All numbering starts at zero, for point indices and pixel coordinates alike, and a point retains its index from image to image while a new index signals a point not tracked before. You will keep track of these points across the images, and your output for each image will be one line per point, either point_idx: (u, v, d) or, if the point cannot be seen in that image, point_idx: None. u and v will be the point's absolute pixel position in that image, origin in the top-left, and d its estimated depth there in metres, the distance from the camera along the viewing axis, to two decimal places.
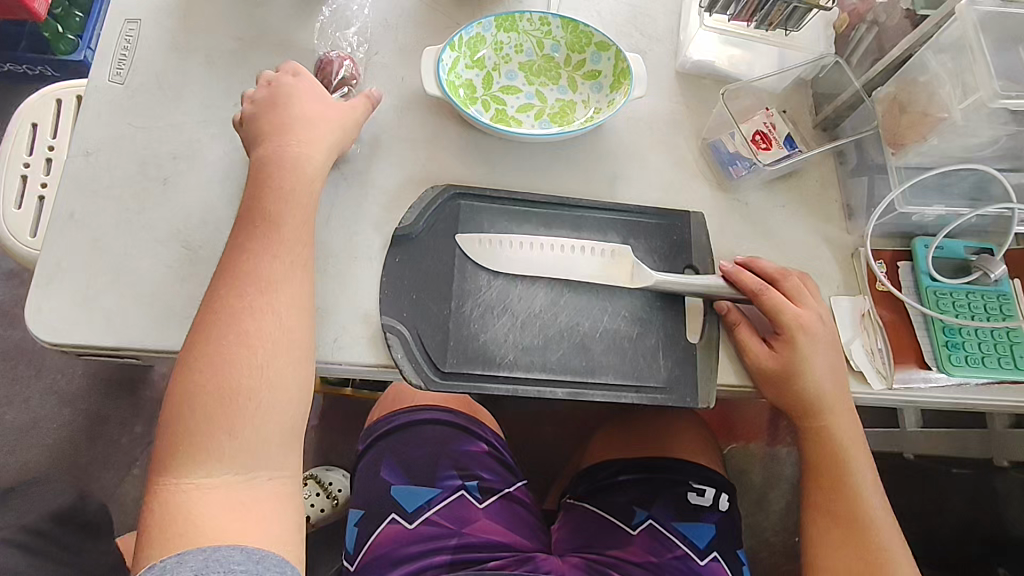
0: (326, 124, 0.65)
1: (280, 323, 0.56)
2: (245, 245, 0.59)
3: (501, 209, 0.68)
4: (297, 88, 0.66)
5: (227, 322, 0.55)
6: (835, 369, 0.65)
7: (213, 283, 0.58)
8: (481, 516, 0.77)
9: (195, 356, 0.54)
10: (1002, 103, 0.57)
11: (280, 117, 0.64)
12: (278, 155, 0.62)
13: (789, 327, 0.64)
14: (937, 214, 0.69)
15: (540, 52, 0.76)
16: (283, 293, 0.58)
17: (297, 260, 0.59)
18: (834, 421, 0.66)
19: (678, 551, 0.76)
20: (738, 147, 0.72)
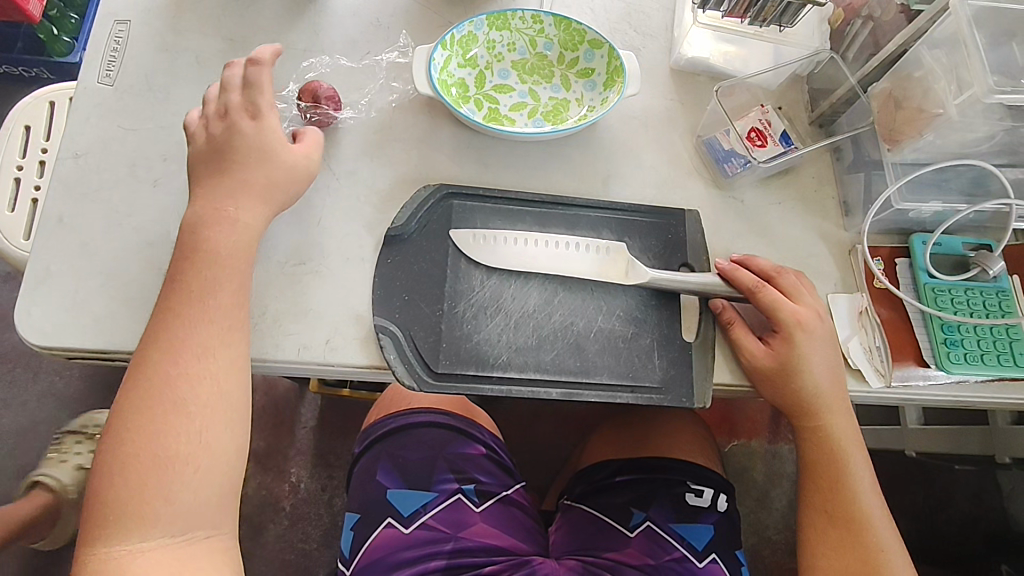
0: (269, 185, 0.62)
1: (217, 383, 0.57)
2: (179, 306, 0.57)
3: (494, 208, 0.68)
4: (248, 137, 0.62)
5: (161, 390, 0.55)
6: (833, 367, 0.65)
7: (145, 343, 0.57)
8: (477, 519, 0.77)
9: (128, 425, 0.55)
10: (996, 98, 0.57)
11: (225, 169, 0.62)
12: (212, 215, 0.60)
13: (787, 325, 0.64)
14: (934, 210, 0.68)
15: (533, 51, 0.75)
16: (219, 351, 0.57)
17: (235, 322, 0.58)
18: (833, 420, 0.65)
19: (676, 553, 0.75)
20: (733, 144, 0.71)
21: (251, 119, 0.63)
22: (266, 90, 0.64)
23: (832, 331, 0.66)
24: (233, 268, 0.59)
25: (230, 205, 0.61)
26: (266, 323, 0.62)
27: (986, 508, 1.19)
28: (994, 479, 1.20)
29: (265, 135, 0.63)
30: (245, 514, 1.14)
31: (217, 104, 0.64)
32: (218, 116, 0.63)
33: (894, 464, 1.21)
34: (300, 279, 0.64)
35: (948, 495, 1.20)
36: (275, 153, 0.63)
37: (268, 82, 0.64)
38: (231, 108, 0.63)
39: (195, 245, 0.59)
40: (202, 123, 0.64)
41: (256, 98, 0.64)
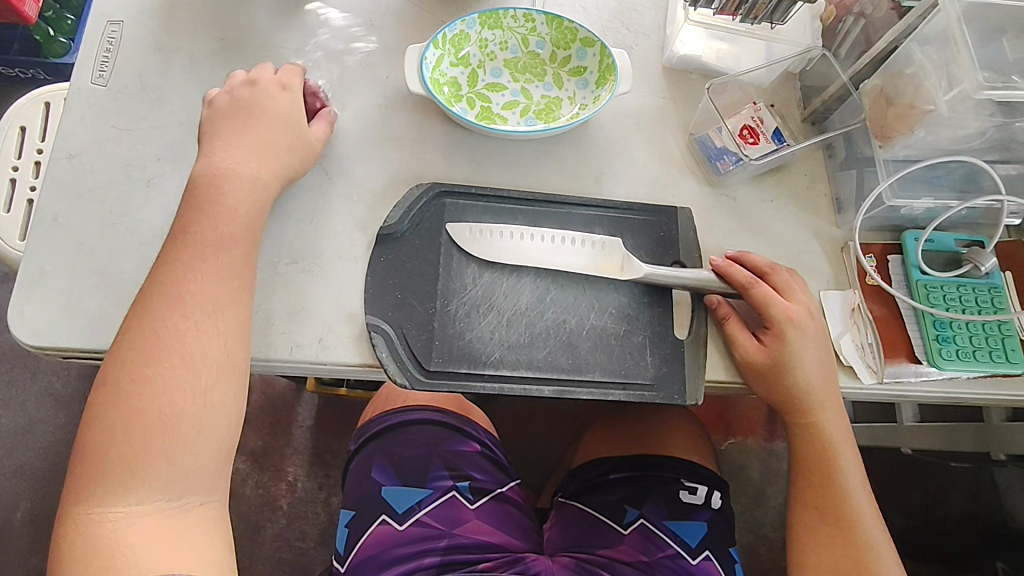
0: (289, 150, 0.65)
1: (221, 342, 0.56)
2: (187, 261, 0.57)
3: (486, 206, 0.68)
4: (275, 103, 0.66)
5: (166, 344, 0.55)
6: (825, 363, 0.65)
7: (147, 296, 0.57)
8: (472, 517, 0.77)
9: (129, 378, 0.54)
10: (985, 94, 0.57)
11: (250, 125, 0.64)
12: (232, 172, 0.62)
13: (779, 322, 0.64)
14: (926, 206, 0.68)
15: (525, 49, 0.75)
16: (225, 311, 0.57)
17: (242, 281, 0.59)
18: (824, 417, 0.66)
19: (670, 550, 0.76)
20: (725, 142, 0.70)
21: (281, 91, 0.67)
22: (298, 71, 0.69)
23: (824, 326, 0.66)
24: (231, 262, 0.59)
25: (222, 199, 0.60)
26: (259, 321, 0.63)
27: (982, 505, 1.19)
28: (990, 476, 1.20)
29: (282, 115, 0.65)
30: (243, 514, 1.15)
31: (246, 73, 0.67)
32: (247, 81, 0.66)
33: (890, 462, 1.21)
34: (292, 278, 0.64)
35: (946, 492, 1.20)
36: (301, 124, 0.66)
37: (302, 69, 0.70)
38: (263, 78, 0.67)
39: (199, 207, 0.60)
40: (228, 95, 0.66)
41: (288, 75, 0.68)
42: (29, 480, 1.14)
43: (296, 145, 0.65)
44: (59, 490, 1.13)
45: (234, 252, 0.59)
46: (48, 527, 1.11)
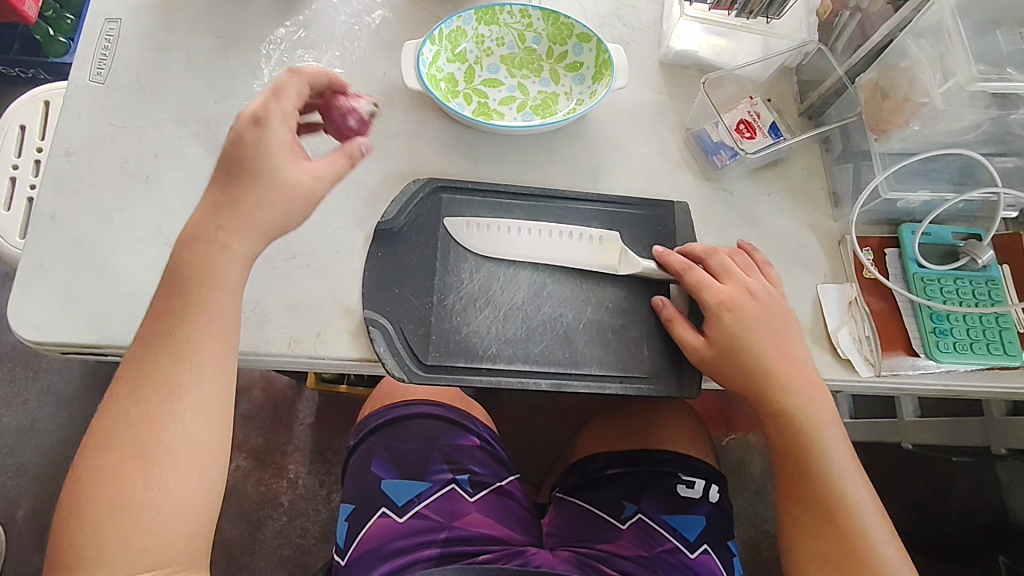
0: (266, 210, 0.54)
1: (187, 426, 0.52)
2: (147, 341, 0.53)
3: (484, 201, 0.68)
4: (247, 147, 0.53)
5: (134, 430, 0.51)
6: (783, 344, 0.63)
7: (114, 381, 0.53)
8: (472, 510, 0.77)
9: (87, 470, 0.50)
10: (980, 85, 0.57)
11: (226, 181, 0.54)
12: (192, 238, 0.54)
13: (710, 307, 0.63)
14: (921, 199, 0.68)
15: (522, 45, 0.76)
16: (193, 391, 0.52)
17: (202, 356, 0.53)
18: (798, 401, 0.62)
19: (669, 544, 0.76)
20: (722, 136, 0.71)
21: (255, 125, 0.53)
22: (285, 93, 0.55)
23: (773, 304, 0.64)
24: (210, 338, 0.53)
25: (202, 272, 0.53)
26: (256, 317, 0.63)
27: (983, 501, 1.19)
28: (993, 471, 1.20)
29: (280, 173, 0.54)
30: (244, 511, 1.15)
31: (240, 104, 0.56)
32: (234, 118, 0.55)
33: (893, 457, 1.22)
34: (290, 273, 0.65)
35: (948, 487, 1.20)
36: (282, 171, 0.54)
37: (293, 89, 0.55)
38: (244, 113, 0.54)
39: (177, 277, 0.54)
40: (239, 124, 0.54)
41: (270, 101, 0.54)
42: (30, 479, 1.14)
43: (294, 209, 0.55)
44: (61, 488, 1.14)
45: (210, 326, 0.53)
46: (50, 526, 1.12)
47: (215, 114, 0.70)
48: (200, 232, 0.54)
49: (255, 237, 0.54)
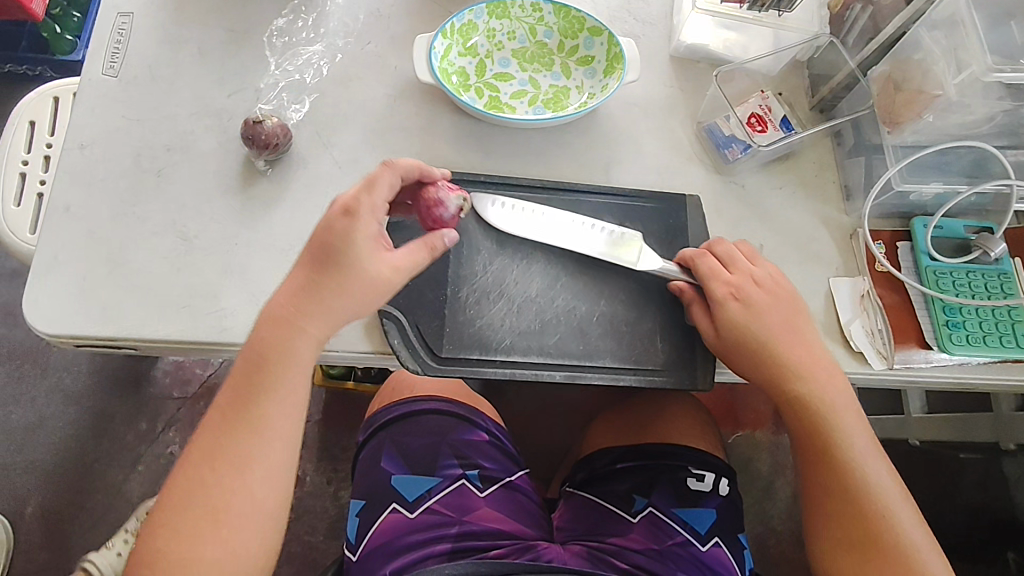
0: (345, 300, 0.55)
1: (255, 497, 0.54)
2: (224, 408, 0.55)
3: (495, 194, 0.68)
4: (337, 237, 0.55)
5: (205, 495, 0.53)
6: (793, 329, 0.62)
7: (191, 444, 0.56)
8: (483, 504, 0.77)
9: (159, 526, 0.53)
10: (994, 76, 0.57)
11: (313, 267, 0.55)
12: (273, 319, 0.55)
13: (716, 295, 0.62)
14: (934, 191, 0.68)
15: (533, 39, 0.76)
16: (263, 464, 0.55)
17: (275, 431, 0.55)
18: (811, 385, 0.61)
19: (679, 538, 0.76)
20: (733, 130, 0.71)
21: (345, 216, 0.55)
22: (379, 186, 0.56)
23: (782, 291, 0.63)
24: (283, 415, 0.55)
25: (281, 352, 0.55)
26: None
27: (991, 497, 1.19)
28: (1000, 467, 1.20)
29: (362, 264, 0.55)
30: None
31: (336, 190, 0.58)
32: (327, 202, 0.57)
33: (901, 453, 1.22)
34: None
35: (957, 483, 1.20)
36: (367, 266, 0.55)
37: (386, 181, 0.57)
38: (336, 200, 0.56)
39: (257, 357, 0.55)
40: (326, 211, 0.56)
41: (363, 192, 0.56)
42: (39, 475, 1.14)
43: (370, 299, 0.56)
44: (70, 484, 1.14)
45: (283, 402, 0.55)
46: (59, 522, 1.12)
47: (228, 108, 0.70)
48: (284, 315, 0.55)
49: (331, 322, 0.56)
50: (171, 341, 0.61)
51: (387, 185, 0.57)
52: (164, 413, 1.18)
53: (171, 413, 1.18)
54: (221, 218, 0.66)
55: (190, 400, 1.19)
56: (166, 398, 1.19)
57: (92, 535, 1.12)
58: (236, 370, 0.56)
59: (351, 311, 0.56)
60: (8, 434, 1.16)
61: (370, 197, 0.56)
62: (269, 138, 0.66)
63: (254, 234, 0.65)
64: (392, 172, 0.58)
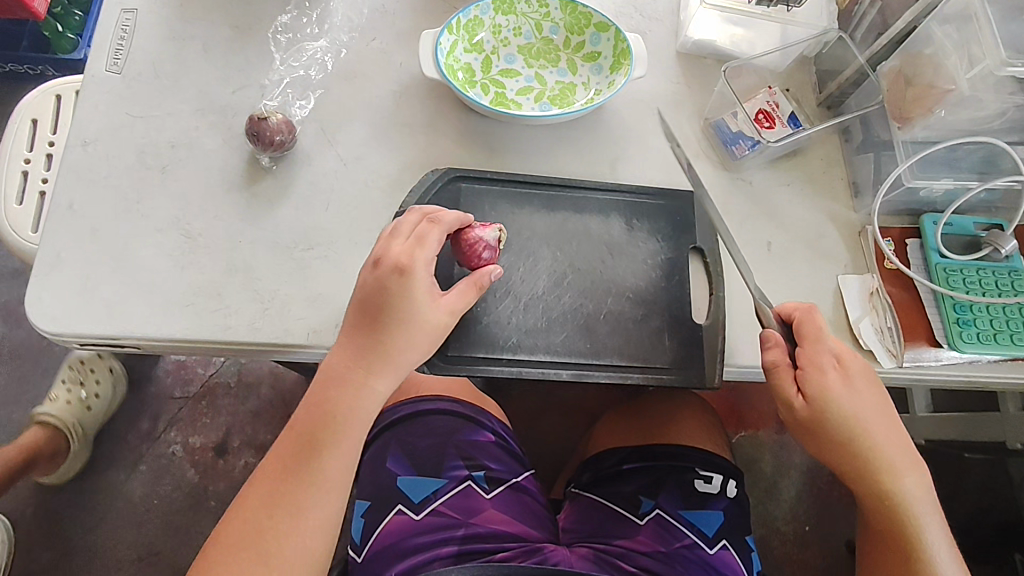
0: (411, 351, 0.57)
1: (306, 545, 0.55)
2: (283, 457, 0.56)
3: (501, 190, 0.68)
4: (395, 295, 0.57)
5: (259, 539, 0.54)
6: (888, 412, 0.61)
7: (249, 485, 0.57)
8: (488, 506, 0.77)
9: (211, 562, 0.53)
10: (1008, 70, 0.57)
11: (372, 324, 0.57)
12: (337, 374, 0.57)
13: (821, 363, 0.59)
14: (944, 187, 0.67)
15: (539, 35, 0.75)
16: (317, 513, 0.55)
17: (333, 485, 0.56)
18: (904, 477, 0.60)
19: (687, 540, 0.75)
20: (741, 126, 0.69)
21: (401, 275, 0.57)
22: (427, 243, 0.58)
23: (871, 367, 0.61)
24: (341, 466, 0.56)
25: (343, 403, 0.57)
26: (275, 307, 0.62)
27: (994, 498, 1.19)
28: (1004, 468, 1.20)
29: (420, 312, 0.57)
30: None
31: (376, 248, 0.59)
32: (372, 262, 0.58)
33: None
34: (308, 264, 0.64)
35: (961, 484, 1.20)
36: (430, 318, 0.57)
37: (434, 237, 0.59)
38: (386, 258, 0.57)
39: (320, 408, 0.57)
40: (373, 267, 0.58)
41: (415, 249, 0.58)
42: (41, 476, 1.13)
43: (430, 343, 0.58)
44: (72, 484, 1.13)
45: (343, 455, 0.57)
46: (60, 523, 1.11)
47: (233, 105, 0.69)
48: (342, 367, 0.57)
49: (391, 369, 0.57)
50: (175, 340, 0.61)
51: (434, 236, 0.59)
52: (166, 413, 1.18)
53: (173, 413, 1.18)
54: (224, 216, 0.65)
55: (193, 401, 1.19)
56: (168, 398, 1.19)
57: (93, 536, 1.11)
58: (300, 420, 0.57)
59: (410, 357, 0.57)
60: (10, 434, 1.15)
61: (416, 251, 0.58)
62: (274, 134, 0.65)
63: (259, 231, 0.65)
64: (434, 225, 0.59)
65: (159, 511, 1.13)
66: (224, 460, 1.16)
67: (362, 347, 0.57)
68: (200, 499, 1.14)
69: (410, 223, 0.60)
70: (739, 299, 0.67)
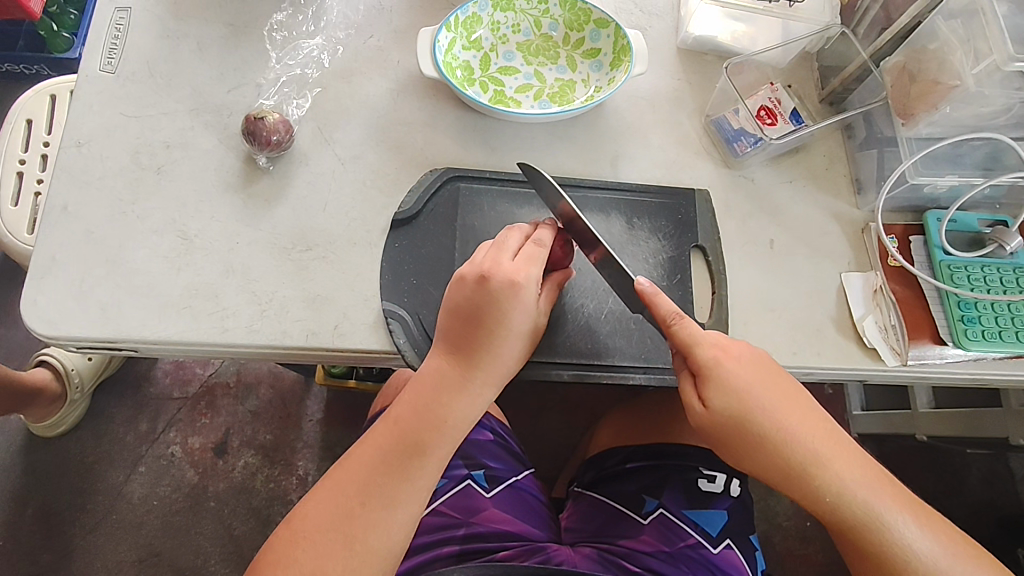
0: (514, 362, 0.58)
1: (389, 538, 0.55)
2: (381, 450, 0.57)
3: (501, 190, 0.67)
4: (509, 311, 0.57)
5: (345, 521, 0.55)
6: (789, 399, 0.58)
7: (337, 468, 0.58)
8: (489, 505, 0.76)
9: (299, 536, 0.54)
10: (1015, 66, 0.56)
11: (480, 336, 0.57)
12: (443, 378, 0.57)
13: (703, 360, 0.57)
14: (950, 184, 0.66)
15: (538, 32, 0.75)
16: (404, 509, 0.56)
17: (423, 484, 0.57)
18: (832, 467, 0.57)
19: (691, 539, 0.75)
20: (743, 122, 0.70)
21: (515, 292, 0.57)
22: (538, 261, 0.59)
23: (764, 357, 0.59)
24: (432, 464, 0.57)
25: (447, 402, 0.57)
26: (274, 309, 0.61)
27: (995, 492, 1.19)
28: (1006, 463, 1.21)
29: (524, 325, 0.58)
30: (254, 508, 1.13)
31: (483, 260, 0.59)
32: (480, 276, 0.57)
33: (906, 449, 1.22)
34: (307, 264, 0.63)
35: (961, 479, 1.20)
36: (534, 331, 0.59)
37: (542, 257, 0.59)
38: (498, 273, 0.57)
39: (424, 408, 0.57)
40: (478, 279, 0.57)
41: (528, 268, 0.58)
42: (40, 477, 1.13)
43: (527, 352, 0.59)
44: (71, 485, 1.13)
45: (435, 454, 0.57)
46: (60, 524, 1.11)
47: (228, 104, 0.69)
48: (448, 374, 0.57)
49: (493, 378, 0.58)
50: (172, 342, 0.60)
51: (541, 253, 0.59)
52: (165, 414, 1.17)
53: (172, 413, 1.18)
54: (221, 217, 0.64)
55: (192, 402, 1.18)
56: (167, 398, 1.18)
57: (93, 537, 1.11)
58: (402, 412, 0.58)
59: (511, 366, 0.58)
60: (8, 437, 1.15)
61: (524, 269, 0.58)
62: (270, 134, 0.64)
63: (257, 232, 0.64)
64: (537, 244, 0.60)
65: (159, 512, 1.12)
66: (224, 461, 1.16)
67: (464, 354, 0.57)
68: (200, 499, 1.13)
69: (514, 240, 0.60)
70: (743, 299, 0.66)
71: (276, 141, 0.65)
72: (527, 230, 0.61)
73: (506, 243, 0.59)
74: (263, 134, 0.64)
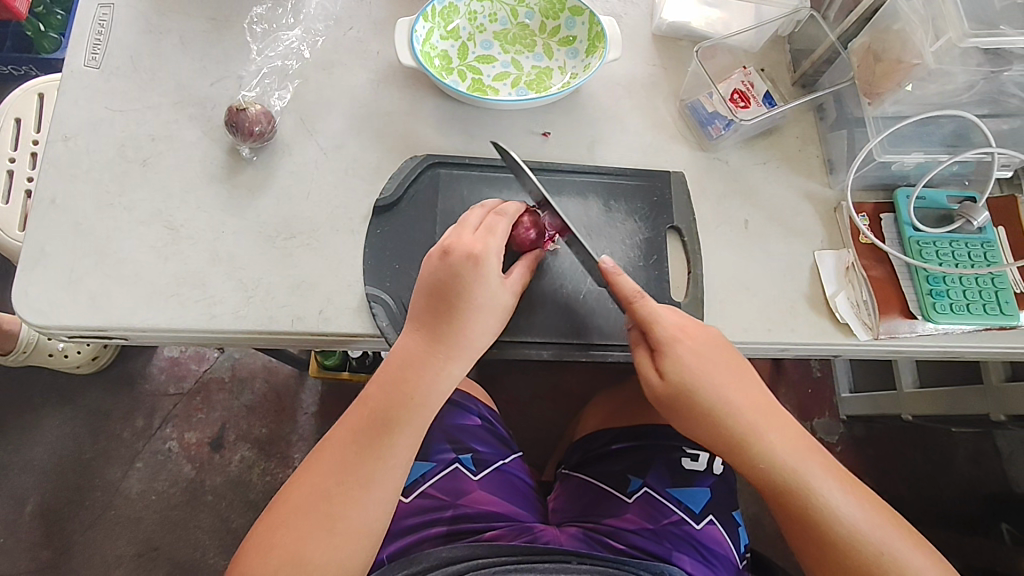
0: (485, 337, 0.60)
1: (369, 515, 0.57)
2: (355, 431, 0.58)
3: (479, 175, 0.69)
4: (471, 284, 0.58)
5: (325, 501, 0.56)
6: (737, 374, 0.61)
7: (315, 454, 0.59)
8: (476, 487, 0.78)
9: (280, 519, 0.56)
10: (971, 42, 0.57)
11: (445, 311, 0.58)
12: (412, 354, 0.59)
13: (661, 338, 0.59)
14: (916, 161, 0.68)
15: (515, 21, 0.76)
16: (381, 486, 0.58)
17: (397, 462, 0.59)
18: (765, 433, 0.61)
19: (674, 517, 0.76)
20: (716, 105, 0.71)
21: (474, 264, 0.58)
22: (497, 233, 0.60)
23: (722, 339, 0.62)
24: (406, 441, 0.59)
25: (412, 379, 0.59)
26: (259, 296, 0.63)
27: (983, 471, 1.21)
28: (993, 442, 1.23)
29: (488, 296, 0.59)
30: (250, 501, 1.15)
31: (446, 237, 0.60)
32: (441, 251, 0.59)
33: (894, 429, 1.24)
34: (291, 252, 0.65)
35: (949, 459, 1.22)
36: (503, 305, 0.60)
37: (503, 228, 0.61)
38: (457, 247, 0.59)
39: (391, 386, 0.59)
40: (440, 257, 0.59)
41: (486, 239, 0.59)
42: (38, 474, 1.14)
43: (499, 325, 0.60)
44: (68, 480, 1.14)
45: (407, 431, 0.59)
46: (59, 519, 1.12)
47: (212, 96, 0.70)
48: (415, 352, 0.59)
49: (460, 351, 0.59)
50: (160, 330, 0.62)
51: (502, 225, 0.61)
52: (160, 409, 1.19)
53: (167, 409, 1.19)
54: (207, 207, 0.66)
55: (187, 397, 1.20)
56: (162, 393, 1.20)
57: (92, 532, 1.12)
58: (374, 392, 0.59)
59: (480, 338, 0.59)
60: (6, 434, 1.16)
61: (484, 241, 0.59)
62: (252, 125, 0.66)
63: (242, 221, 0.65)
64: (501, 218, 0.61)
65: (157, 505, 1.14)
66: (220, 454, 1.17)
67: (428, 330, 0.59)
68: (197, 492, 1.15)
69: (475, 216, 0.61)
70: (718, 279, 0.68)
71: (259, 133, 0.66)
72: (492, 207, 0.63)
73: (466, 219, 0.61)
74: (245, 126, 0.66)
